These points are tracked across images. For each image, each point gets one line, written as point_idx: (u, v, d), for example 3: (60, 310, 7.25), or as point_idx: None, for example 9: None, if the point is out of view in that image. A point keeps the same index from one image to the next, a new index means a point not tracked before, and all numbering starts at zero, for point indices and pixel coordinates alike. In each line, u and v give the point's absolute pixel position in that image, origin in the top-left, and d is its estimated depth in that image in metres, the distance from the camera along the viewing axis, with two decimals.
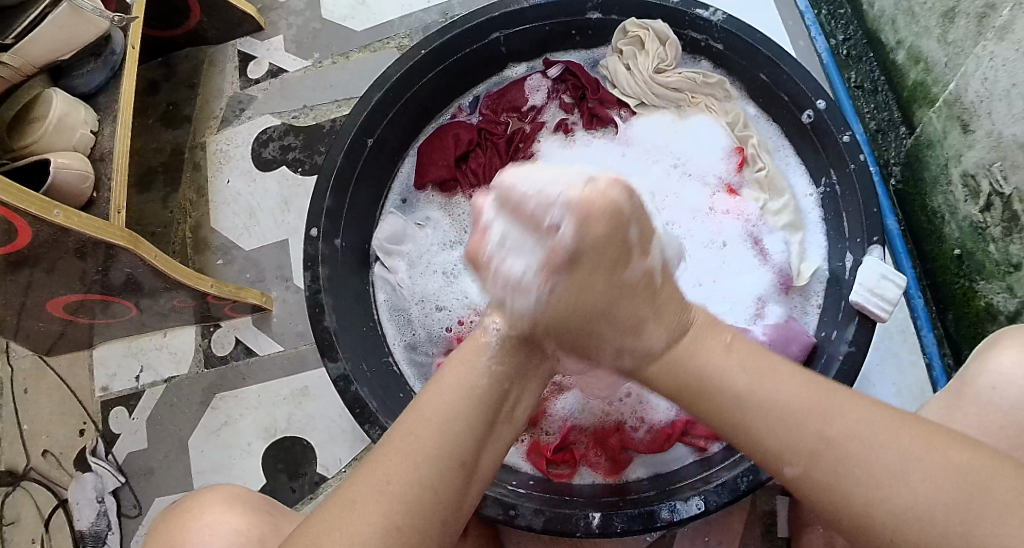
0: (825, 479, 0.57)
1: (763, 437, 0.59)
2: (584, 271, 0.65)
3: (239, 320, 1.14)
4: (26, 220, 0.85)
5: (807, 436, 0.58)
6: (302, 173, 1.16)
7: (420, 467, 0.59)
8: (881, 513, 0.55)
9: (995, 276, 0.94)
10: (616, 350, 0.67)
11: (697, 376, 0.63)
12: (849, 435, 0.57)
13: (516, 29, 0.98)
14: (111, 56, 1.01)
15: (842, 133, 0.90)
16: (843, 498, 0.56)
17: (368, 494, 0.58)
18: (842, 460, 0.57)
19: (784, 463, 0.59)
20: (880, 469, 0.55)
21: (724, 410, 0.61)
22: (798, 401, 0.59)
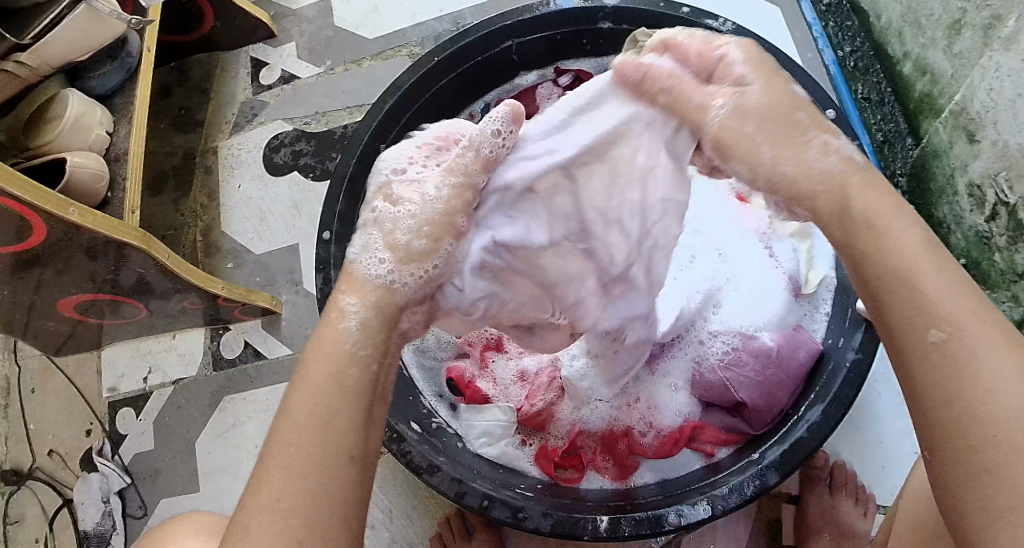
0: (951, 361, 0.49)
1: (915, 302, 0.51)
2: (766, 126, 0.58)
3: (248, 324, 1.15)
4: (39, 217, 0.85)
5: (943, 313, 0.50)
6: (312, 178, 1.17)
7: (309, 474, 0.53)
8: (983, 414, 0.48)
9: (999, 285, 0.95)
10: (819, 148, 0.58)
11: (862, 211, 0.55)
12: (986, 330, 0.50)
13: (527, 37, 0.99)
14: (127, 57, 1.03)
15: (850, 143, 0.91)
16: (953, 390, 0.49)
17: (262, 512, 0.52)
18: (967, 355, 0.49)
19: (929, 325, 0.50)
20: (992, 372, 0.48)
21: (876, 273, 0.53)
22: (953, 295, 0.51)
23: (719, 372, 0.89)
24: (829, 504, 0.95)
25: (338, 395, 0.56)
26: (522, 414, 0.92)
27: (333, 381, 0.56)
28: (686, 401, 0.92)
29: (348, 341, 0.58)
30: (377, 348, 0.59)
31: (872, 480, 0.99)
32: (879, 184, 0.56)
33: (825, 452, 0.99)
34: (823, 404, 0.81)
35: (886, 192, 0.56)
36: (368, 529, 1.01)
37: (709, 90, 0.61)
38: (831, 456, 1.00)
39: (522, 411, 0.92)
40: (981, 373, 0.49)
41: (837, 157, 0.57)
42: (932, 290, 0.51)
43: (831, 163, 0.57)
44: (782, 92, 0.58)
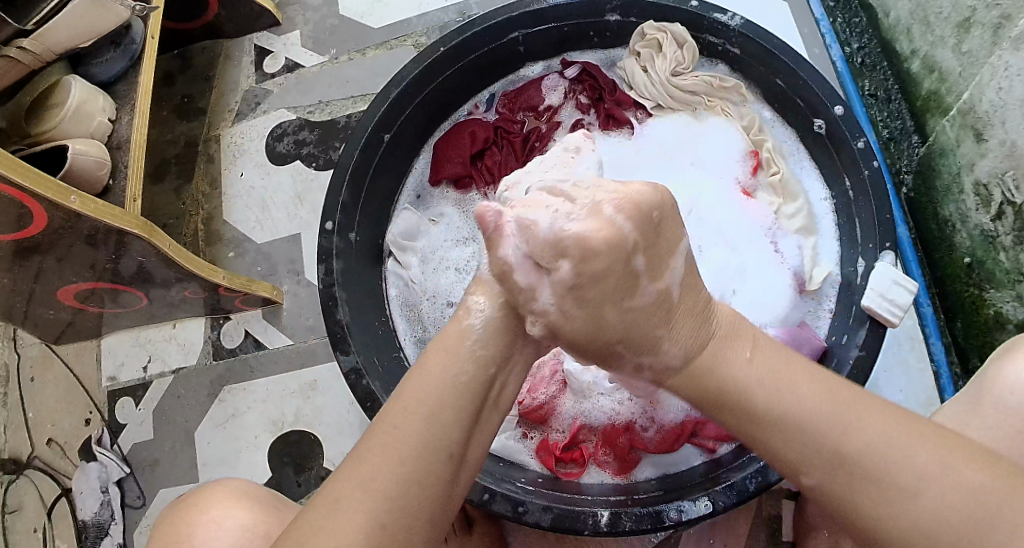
0: (844, 483, 0.56)
1: (776, 451, 0.59)
2: (595, 290, 0.62)
3: (248, 313, 1.15)
4: (41, 205, 0.85)
5: (823, 441, 0.57)
6: (315, 168, 1.17)
7: (404, 463, 0.58)
8: (899, 529, 0.54)
9: (1004, 285, 0.95)
10: (635, 366, 0.66)
11: (722, 380, 0.61)
12: (871, 443, 0.56)
13: (532, 29, 0.98)
14: (131, 45, 1.02)
15: (856, 140, 0.90)
16: (860, 517, 0.55)
17: (353, 490, 0.57)
18: (858, 467, 0.55)
19: (800, 473, 0.58)
20: (900, 479, 0.54)
21: (746, 417, 0.60)
22: (816, 416, 0.57)
23: None
24: None
25: (452, 393, 0.61)
26: (523, 407, 0.91)
27: (439, 393, 0.61)
28: None
29: (468, 336, 0.64)
30: (497, 351, 0.64)
31: None
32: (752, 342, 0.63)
33: None
34: None
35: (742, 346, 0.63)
36: None
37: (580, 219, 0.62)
38: None
39: (523, 403, 0.91)
40: (888, 487, 0.54)
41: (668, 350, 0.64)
42: (802, 421, 0.58)
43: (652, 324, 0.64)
44: (609, 238, 0.61)
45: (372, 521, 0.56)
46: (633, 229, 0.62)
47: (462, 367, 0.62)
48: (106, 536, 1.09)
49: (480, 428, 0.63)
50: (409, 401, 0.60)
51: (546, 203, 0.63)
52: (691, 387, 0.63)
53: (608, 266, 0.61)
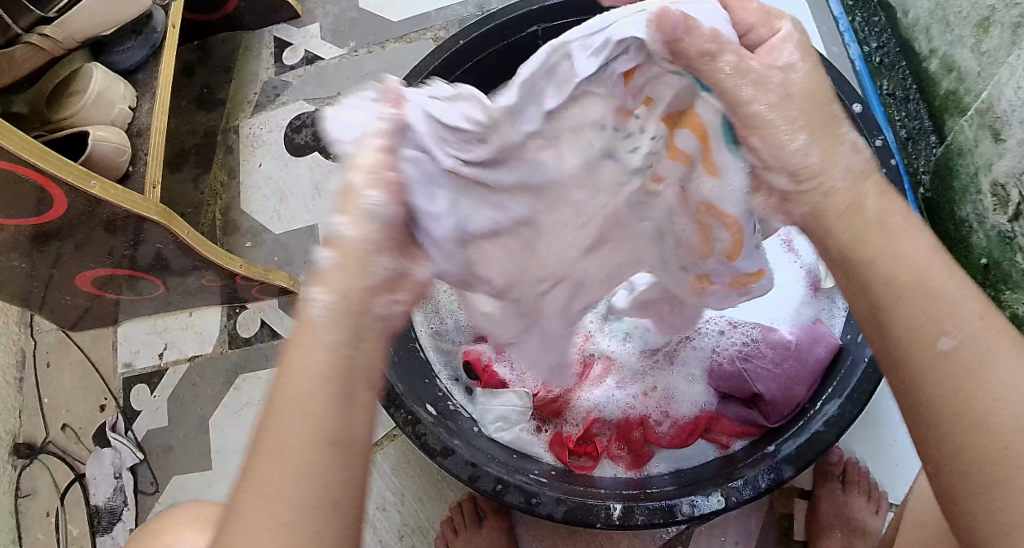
0: (962, 370, 0.51)
1: (923, 298, 0.53)
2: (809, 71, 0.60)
3: (266, 304, 1.16)
4: (61, 190, 0.85)
5: (955, 320, 0.52)
6: (333, 159, 1.17)
7: (289, 462, 0.50)
8: (1003, 421, 0.49)
9: (1020, 286, 0.95)
10: (852, 145, 0.59)
11: (879, 218, 0.56)
12: (993, 338, 0.52)
13: (552, 23, 0.99)
14: (152, 34, 1.04)
15: (874, 138, 0.91)
16: (967, 403, 0.50)
17: (253, 502, 0.50)
18: (983, 355, 0.51)
19: (938, 334, 0.52)
20: (1006, 374, 0.50)
21: (899, 268, 0.54)
22: (951, 292, 0.53)
23: (737, 362, 0.89)
24: (842, 502, 0.94)
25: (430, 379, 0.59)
26: (538, 400, 0.93)
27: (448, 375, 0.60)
28: (702, 391, 0.92)
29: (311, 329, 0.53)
30: (345, 332, 0.54)
31: (886, 478, 0.99)
32: (889, 190, 0.58)
33: (841, 449, 0.99)
34: (840, 398, 0.81)
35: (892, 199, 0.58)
36: (379, 512, 1.02)
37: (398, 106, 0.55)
38: (845, 453, 1.00)
39: (539, 396, 0.92)
40: (990, 383, 0.50)
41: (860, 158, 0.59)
42: (938, 292, 0.53)
43: (856, 164, 0.58)
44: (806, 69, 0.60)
45: (278, 522, 0.49)
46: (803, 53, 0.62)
47: (315, 352, 0.53)
48: (120, 522, 1.09)
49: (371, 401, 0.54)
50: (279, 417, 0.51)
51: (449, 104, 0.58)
52: (845, 228, 0.57)
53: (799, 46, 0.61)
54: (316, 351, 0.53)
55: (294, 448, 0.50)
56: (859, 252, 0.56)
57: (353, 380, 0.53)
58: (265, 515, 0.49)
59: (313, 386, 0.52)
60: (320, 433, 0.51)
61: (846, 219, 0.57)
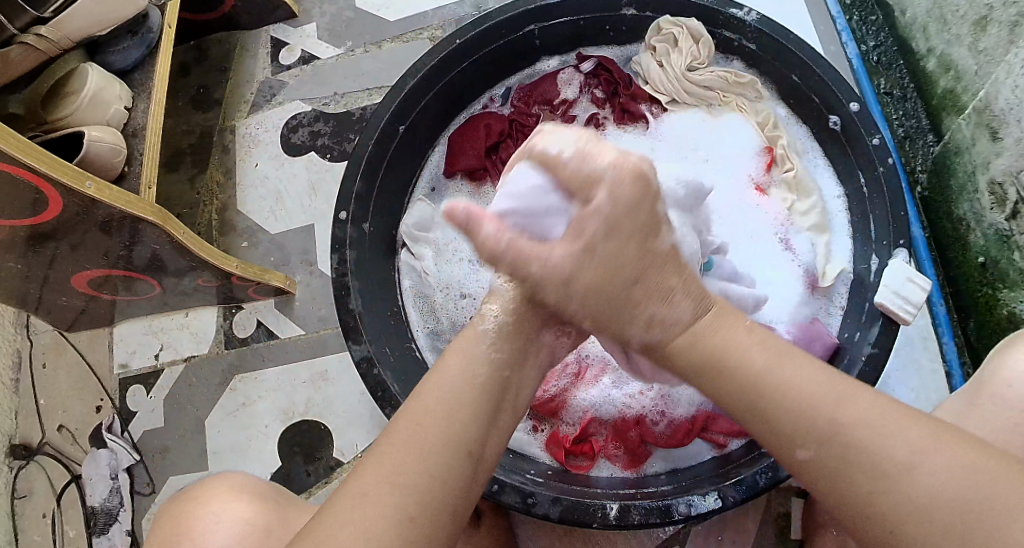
0: (831, 469, 0.55)
1: (770, 413, 0.57)
2: (616, 241, 0.62)
3: (260, 303, 1.15)
4: (56, 190, 0.85)
5: (817, 415, 0.56)
6: (329, 159, 1.17)
7: (428, 458, 0.57)
8: (881, 508, 0.53)
9: (1018, 285, 0.94)
10: (648, 318, 0.63)
11: (708, 353, 0.61)
12: (859, 425, 0.55)
13: (549, 22, 0.99)
14: (148, 34, 1.03)
15: (872, 136, 0.90)
16: (846, 493, 0.54)
17: (378, 484, 0.56)
18: (851, 444, 0.55)
19: (796, 446, 0.56)
20: (886, 459, 0.53)
21: (744, 391, 0.58)
22: (812, 390, 0.57)
23: None
24: None
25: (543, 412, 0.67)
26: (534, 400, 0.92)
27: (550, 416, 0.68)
28: None
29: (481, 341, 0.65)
30: (508, 354, 0.65)
31: None
32: (724, 319, 0.62)
33: None
34: None
35: (733, 324, 0.62)
36: None
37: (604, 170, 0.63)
38: None
39: (536, 396, 0.91)
40: (878, 462, 0.54)
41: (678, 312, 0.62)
42: (795, 395, 0.57)
43: (653, 336, 0.63)
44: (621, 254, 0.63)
45: (401, 511, 0.55)
46: (630, 200, 0.62)
47: (477, 367, 0.63)
48: (116, 523, 1.09)
49: (499, 428, 0.63)
50: (425, 411, 0.60)
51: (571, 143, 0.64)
52: (683, 359, 0.62)
53: (632, 216, 0.62)
54: (478, 366, 0.63)
55: (424, 441, 0.58)
56: (699, 379, 0.62)
57: (502, 398, 0.63)
58: (379, 495, 0.56)
59: (469, 395, 0.61)
60: (462, 443, 0.59)
61: (685, 352, 0.62)
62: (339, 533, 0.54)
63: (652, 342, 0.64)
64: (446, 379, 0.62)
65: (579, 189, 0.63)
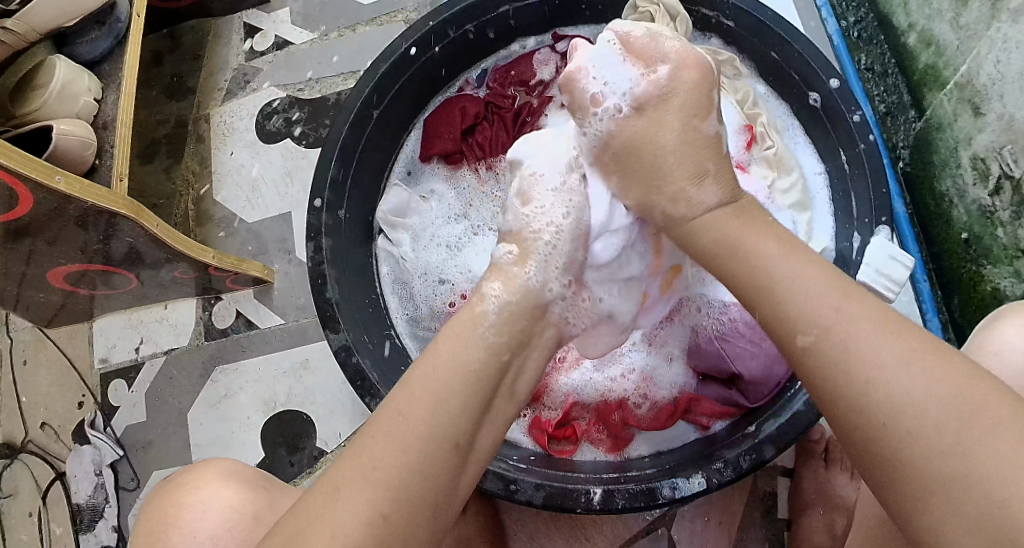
0: (829, 359, 0.54)
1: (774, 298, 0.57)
2: (662, 108, 0.66)
3: (240, 293, 1.14)
4: (27, 187, 0.83)
5: (817, 310, 0.55)
6: (305, 145, 1.16)
7: (409, 450, 0.56)
8: (872, 406, 0.52)
9: (1002, 261, 0.94)
10: (672, 195, 0.65)
11: (721, 230, 0.63)
12: (859, 325, 0.54)
13: (523, 2, 0.97)
14: (115, 24, 1.01)
15: (853, 113, 0.89)
16: (840, 389, 0.53)
17: (354, 478, 0.55)
18: (846, 346, 0.54)
19: (797, 333, 0.56)
20: (880, 358, 0.53)
21: (748, 275, 0.59)
22: (814, 287, 0.57)
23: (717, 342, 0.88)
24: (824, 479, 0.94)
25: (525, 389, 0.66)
26: None
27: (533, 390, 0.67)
28: (681, 371, 0.91)
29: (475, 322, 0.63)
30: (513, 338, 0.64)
31: None
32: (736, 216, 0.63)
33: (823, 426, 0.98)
34: None
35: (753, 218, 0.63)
36: None
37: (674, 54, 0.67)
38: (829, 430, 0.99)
39: None
40: (871, 358, 0.53)
41: (699, 207, 0.64)
42: (796, 288, 0.57)
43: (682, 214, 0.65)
44: (683, 125, 0.66)
45: (374, 508, 0.54)
46: (691, 84, 0.66)
47: (474, 352, 0.61)
48: (102, 520, 1.08)
49: (491, 416, 0.62)
50: (410, 400, 0.58)
51: (647, 33, 0.70)
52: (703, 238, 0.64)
53: (692, 98, 0.66)
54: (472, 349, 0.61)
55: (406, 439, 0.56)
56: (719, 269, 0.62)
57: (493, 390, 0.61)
58: (354, 494, 0.54)
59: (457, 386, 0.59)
60: (446, 436, 0.57)
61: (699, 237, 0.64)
62: (312, 531, 0.54)
63: (672, 218, 0.66)
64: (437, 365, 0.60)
65: (642, 66, 0.68)
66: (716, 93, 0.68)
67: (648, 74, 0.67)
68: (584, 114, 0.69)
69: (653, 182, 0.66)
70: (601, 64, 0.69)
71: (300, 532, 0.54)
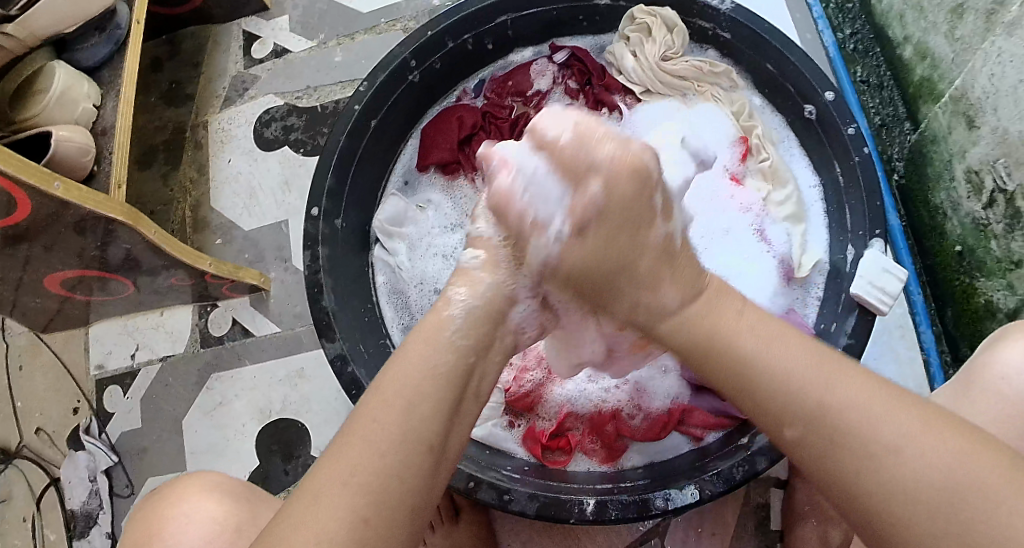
0: (819, 445, 0.55)
1: (758, 397, 0.58)
2: (607, 227, 0.65)
3: (236, 300, 1.14)
4: (25, 193, 0.83)
5: (806, 396, 0.56)
6: (303, 153, 1.16)
7: (386, 454, 0.55)
8: (867, 491, 0.53)
9: (995, 274, 0.94)
10: (632, 302, 0.66)
11: (700, 339, 0.62)
12: (849, 409, 0.55)
13: (521, 12, 0.97)
14: (115, 30, 1.01)
15: (848, 126, 0.89)
16: (835, 480, 0.54)
17: (332, 485, 0.54)
18: (836, 429, 0.54)
19: (783, 425, 0.57)
20: (875, 440, 0.53)
21: (728, 373, 0.60)
22: (798, 370, 0.57)
23: None
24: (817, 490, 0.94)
25: None
26: (509, 395, 0.91)
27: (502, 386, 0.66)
28: (676, 383, 0.90)
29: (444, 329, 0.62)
30: (478, 341, 0.63)
31: None
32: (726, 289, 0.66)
33: None
34: None
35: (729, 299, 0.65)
36: None
37: (606, 149, 0.65)
38: None
39: (511, 390, 0.91)
40: (867, 442, 0.53)
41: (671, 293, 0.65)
42: (781, 375, 0.57)
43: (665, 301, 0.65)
44: (637, 201, 0.65)
45: (355, 513, 0.53)
46: (626, 201, 0.65)
47: (441, 356, 0.61)
48: (95, 526, 1.08)
49: (466, 419, 0.61)
50: (381, 404, 0.57)
51: (569, 122, 0.66)
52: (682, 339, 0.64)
53: (629, 206, 0.65)
54: (440, 351, 0.61)
55: (382, 441, 0.55)
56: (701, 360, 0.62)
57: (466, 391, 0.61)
58: (334, 500, 0.53)
59: (431, 389, 0.59)
60: (422, 437, 0.56)
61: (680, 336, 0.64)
62: (292, 539, 0.52)
63: (638, 325, 0.67)
64: (403, 370, 0.59)
65: (572, 182, 0.65)
66: (657, 193, 0.66)
67: (581, 183, 0.65)
68: (523, 234, 0.68)
69: (612, 293, 0.67)
70: (530, 186, 0.66)
71: (278, 541, 0.53)
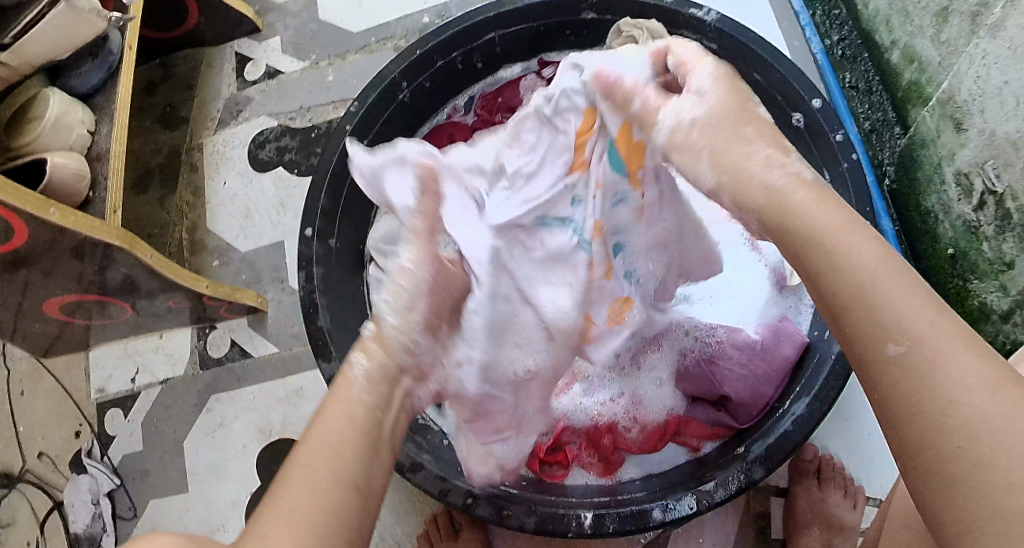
0: (915, 375, 0.49)
1: (869, 312, 0.51)
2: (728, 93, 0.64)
3: (234, 321, 1.15)
4: (22, 220, 0.84)
5: (908, 325, 0.50)
6: (297, 173, 1.17)
7: (321, 493, 0.54)
8: (953, 433, 0.47)
9: (988, 275, 0.94)
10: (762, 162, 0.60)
11: (818, 230, 0.55)
12: (954, 345, 0.49)
13: (508, 29, 0.98)
14: (107, 56, 1.02)
15: (835, 132, 0.91)
16: (922, 419, 0.48)
17: (269, 525, 0.53)
18: (937, 361, 0.48)
19: (887, 341, 0.50)
20: (971, 380, 0.47)
21: (837, 289, 0.53)
22: (907, 291, 0.51)
23: (704, 364, 0.89)
24: (818, 498, 0.94)
25: None
26: None
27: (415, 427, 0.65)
28: (671, 394, 0.92)
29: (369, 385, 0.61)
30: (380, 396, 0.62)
31: (862, 472, 0.99)
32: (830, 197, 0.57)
33: (814, 447, 0.99)
34: (808, 397, 0.81)
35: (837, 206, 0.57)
36: None
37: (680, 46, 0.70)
38: (820, 449, 1.00)
39: None
40: (961, 382, 0.48)
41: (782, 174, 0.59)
42: (885, 294, 0.51)
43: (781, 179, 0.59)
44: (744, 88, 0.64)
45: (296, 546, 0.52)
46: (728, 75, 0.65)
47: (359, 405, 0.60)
48: None
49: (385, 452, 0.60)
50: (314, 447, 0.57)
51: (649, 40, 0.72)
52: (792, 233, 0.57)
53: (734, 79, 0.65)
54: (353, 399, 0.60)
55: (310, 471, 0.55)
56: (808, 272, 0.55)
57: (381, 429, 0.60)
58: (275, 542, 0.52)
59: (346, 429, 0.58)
60: (349, 476, 0.56)
61: (791, 224, 0.57)
62: None
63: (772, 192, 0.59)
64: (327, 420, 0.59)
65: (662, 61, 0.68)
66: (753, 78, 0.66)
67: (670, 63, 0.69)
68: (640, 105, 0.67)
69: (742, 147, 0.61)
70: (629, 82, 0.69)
71: None
